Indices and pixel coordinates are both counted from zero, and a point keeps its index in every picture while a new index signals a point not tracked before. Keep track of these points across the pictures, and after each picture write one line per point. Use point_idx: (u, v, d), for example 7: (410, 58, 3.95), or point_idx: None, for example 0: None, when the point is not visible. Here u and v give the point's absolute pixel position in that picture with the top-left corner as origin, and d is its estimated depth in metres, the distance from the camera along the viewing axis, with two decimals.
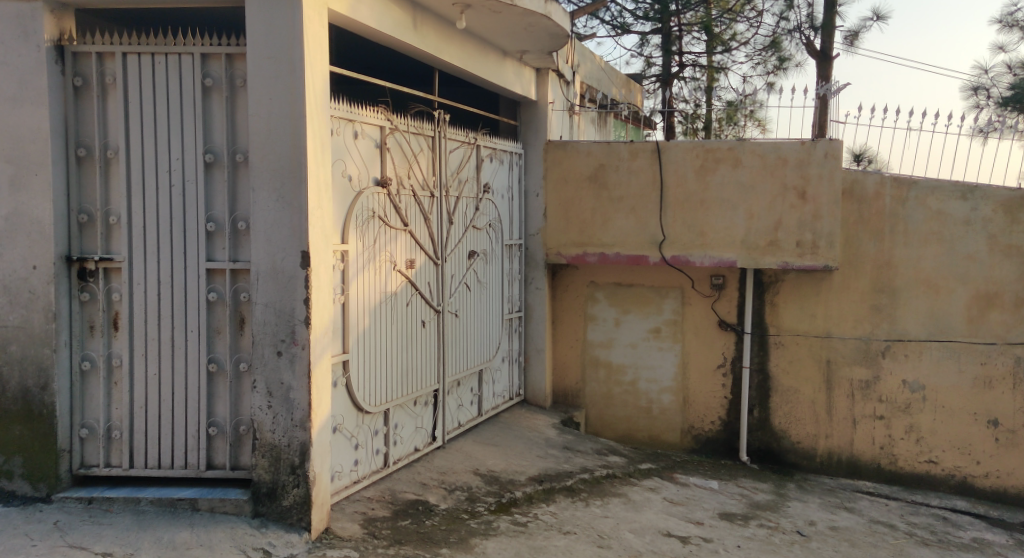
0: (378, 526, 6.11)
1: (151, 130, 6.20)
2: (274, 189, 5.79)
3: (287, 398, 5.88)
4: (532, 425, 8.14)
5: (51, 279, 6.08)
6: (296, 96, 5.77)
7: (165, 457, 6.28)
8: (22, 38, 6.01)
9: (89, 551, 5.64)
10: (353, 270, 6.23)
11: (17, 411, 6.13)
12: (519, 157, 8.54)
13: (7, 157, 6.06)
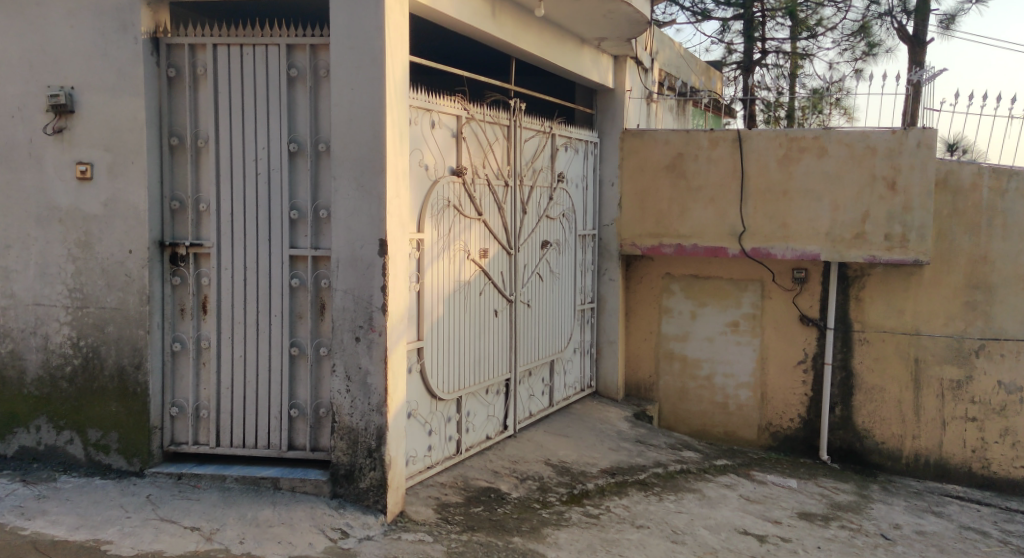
0: (451, 511, 6.18)
1: (239, 119, 6.39)
2: (355, 178, 5.90)
3: (366, 383, 5.99)
4: (604, 417, 8.08)
5: (145, 263, 6.34)
6: (377, 85, 5.86)
7: (249, 437, 6.46)
8: (121, 30, 6.27)
9: (178, 524, 5.84)
10: (429, 258, 6.29)
11: (113, 389, 6.42)
12: (594, 145, 8.43)
13: (107, 146, 6.34)
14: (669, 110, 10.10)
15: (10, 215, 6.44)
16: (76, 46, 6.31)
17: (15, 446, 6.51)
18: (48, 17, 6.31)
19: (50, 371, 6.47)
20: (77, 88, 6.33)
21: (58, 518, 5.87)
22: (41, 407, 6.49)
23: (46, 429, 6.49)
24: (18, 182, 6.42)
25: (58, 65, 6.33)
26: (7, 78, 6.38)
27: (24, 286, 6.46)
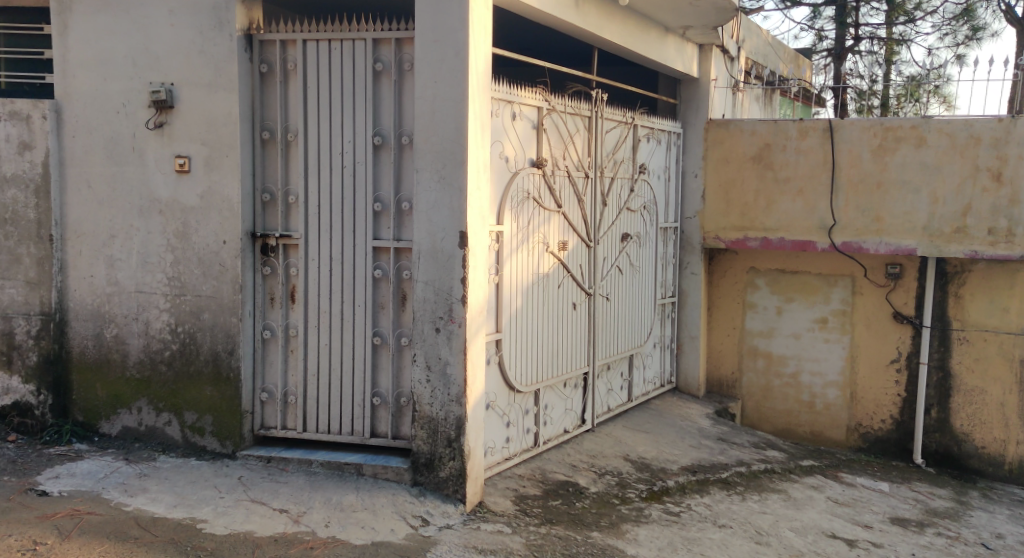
0: (530, 503, 6.15)
1: (326, 112, 6.37)
2: (437, 171, 5.92)
3: (446, 374, 5.98)
4: (683, 414, 7.94)
5: (239, 253, 6.39)
6: (459, 78, 5.87)
7: (334, 423, 6.46)
8: (216, 28, 6.33)
9: (268, 506, 5.89)
10: (508, 250, 6.28)
11: (207, 373, 6.50)
12: (677, 137, 8.26)
13: (202, 140, 6.42)
14: (756, 100, 9.81)
15: (113, 207, 6.56)
16: (175, 43, 6.41)
17: (118, 427, 6.65)
18: (150, 16, 6.42)
19: (150, 355, 6.58)
20: (176, 84, 6.41)
21: (157, 496, 5.94)
22: (142, 390, 6.61)
23: (146, 411, 6.61)
24: (122, 174, 6.54)
25: (158, 62, 6.43)
26: (112, 75, 6.50)
27: (127, 275, 6.57)
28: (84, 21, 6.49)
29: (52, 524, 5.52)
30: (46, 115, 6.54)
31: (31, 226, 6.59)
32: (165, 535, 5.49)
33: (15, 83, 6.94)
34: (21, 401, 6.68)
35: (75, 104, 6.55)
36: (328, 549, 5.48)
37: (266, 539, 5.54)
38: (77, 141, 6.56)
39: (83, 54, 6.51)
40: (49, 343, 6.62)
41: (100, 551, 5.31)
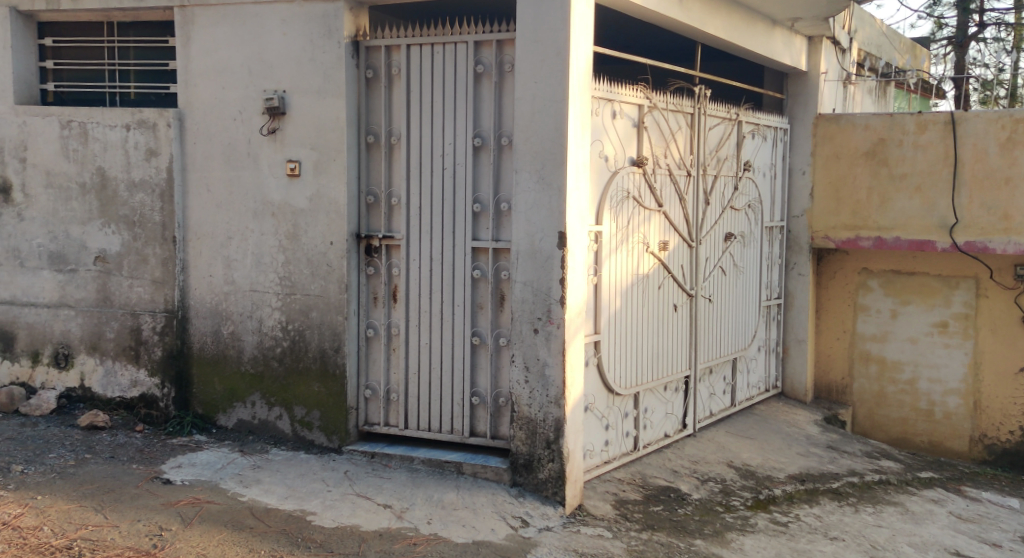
0: (630, 508, 5.89)
1: (428, 116, 5.95)
2: (536, 171, 5.62)
3: (544, 375, 5.70)
4: (790, 420, 7.66)
5: (344, 253, 6.00)
6: (562, 77, 5.55)
7: (434, 420, 6.06)
8: (326, 36, 5.97)
9: (372, 501, 5.60)
10: (608, 252, 6.11)
11: (314, 369, 6.12)
12: (784, 132, 7.97)
13: (312, 144, 6.04)
14: (867, 93, 9.31)
15: (230, 210, 6.21)
16: (287, 51, 6.05)
17: (233, 420, 6.29)
18: (264, 25, 6.08)
19: (263, 351, 6.21)
20: (289, 90, 6.06)
21: (269, 487, 5.67)
22: (256, 384, 6.24)
23: (259, 405, 6.24)
24: (238, 180, 6.19)
25: (272, 71, 6.09)
26: (229, 84, 6.17)
27: (242, 274, 6.21)
28: (205, 34, 6.18)
29: (175, 512, 5.29)
30: (169, 123, 6.23)
31: (155, 227, 6.29)
32: (278, 526, 5.24)
33: (144, 93, 6.51)
34: (147, 394, 6.35)
35: (196, 114, 6.23)
36: (431, 546, 5.20)
37: (371, 534, 5.27)
38: (197, 147, 6.24)
39: (204, 65, 6.20)
40: (173, 339, 6.29)
41: (219, 540, 5.05)
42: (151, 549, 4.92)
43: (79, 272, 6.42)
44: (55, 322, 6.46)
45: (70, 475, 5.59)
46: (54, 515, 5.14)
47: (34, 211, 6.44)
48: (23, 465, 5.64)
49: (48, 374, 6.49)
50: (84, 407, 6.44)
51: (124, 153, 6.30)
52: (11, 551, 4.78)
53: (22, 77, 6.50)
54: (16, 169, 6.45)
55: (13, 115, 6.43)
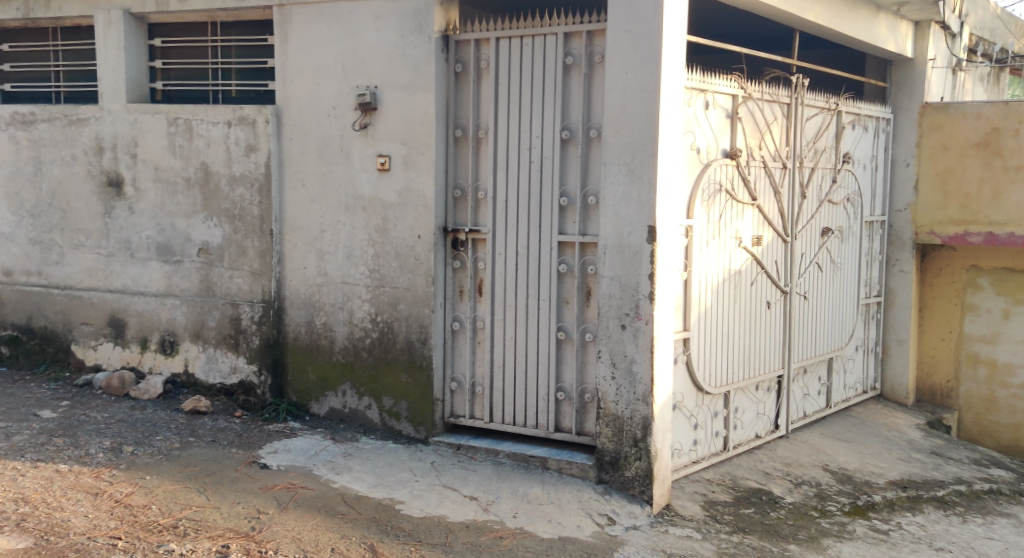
0: (720, 510, 5.71)
1: (515, 109, 5.83)
2: (625, 163, 5.48)
3: (631, 371, 5.57)
4: (891, 423, 7.33)
5: (431, 247, 5.93)
6: (653, 68, 5.39)
7: (519, 415, 5.96)
8: (417, 30, 5.87)
9: (458, 492, 5.58)
10: (699, 247, 5.94)
11: (402, 360, 6.08)
12: (887, 122, 7.62)
13: (401, 138, 5.96)
14: (978, 80, 8.84)
15: (323, 204, 6.19)
16: (379, 47, 5.98)
17: (325, 408, 6.30)
18: (358, 22, 6.03)
19: (353, 342, 6.19)
20: (381, 86, 5.99)
21: (359, 475, 5.68)
22: (346, 373, 6.22)
23: (350, 393, 6.22)
24: (330, 174, 6.16)
25: (364, 66, 6.03)
26: (324, 80, 6.13)
27: (335, 266, 6.19)
28: (302, 31, 6.17)
29: (271, 496, 5.40)
30: (268, 119, 6.23)
31: (254, 220, 6.32)
32: (367, 514, 5.28)
33: (244, 91, 6.51)
34: (245, 380, 6.42)
35: (293, 110, 6.22)
36: (516, 540, 5.15)
37: (458, 525, 5.26)
38: (294, 143, 6.23)
39: (300, 62, 6.19)
40: (269, 328, 6.33)
41: (313, 526, 5.13)
42: (250, 531, 5.04)
43: (184, 263, 6.52)
44: (162, 310, 6.58)
45: (175, 457, 5.74)
46: (161, 495, 5.32)
47: (143, 204, 6.57)
48: (132, 446, 5.81)
49: (156, 360, 6.63)
50: (187, 392, 6.56)
51: (226, 149, 6.33)
52: (122, 528, 4.96)
53: (133, 76, 6.60)
54: (127, 164, 6.57)
55: (125, 113, 6.54)
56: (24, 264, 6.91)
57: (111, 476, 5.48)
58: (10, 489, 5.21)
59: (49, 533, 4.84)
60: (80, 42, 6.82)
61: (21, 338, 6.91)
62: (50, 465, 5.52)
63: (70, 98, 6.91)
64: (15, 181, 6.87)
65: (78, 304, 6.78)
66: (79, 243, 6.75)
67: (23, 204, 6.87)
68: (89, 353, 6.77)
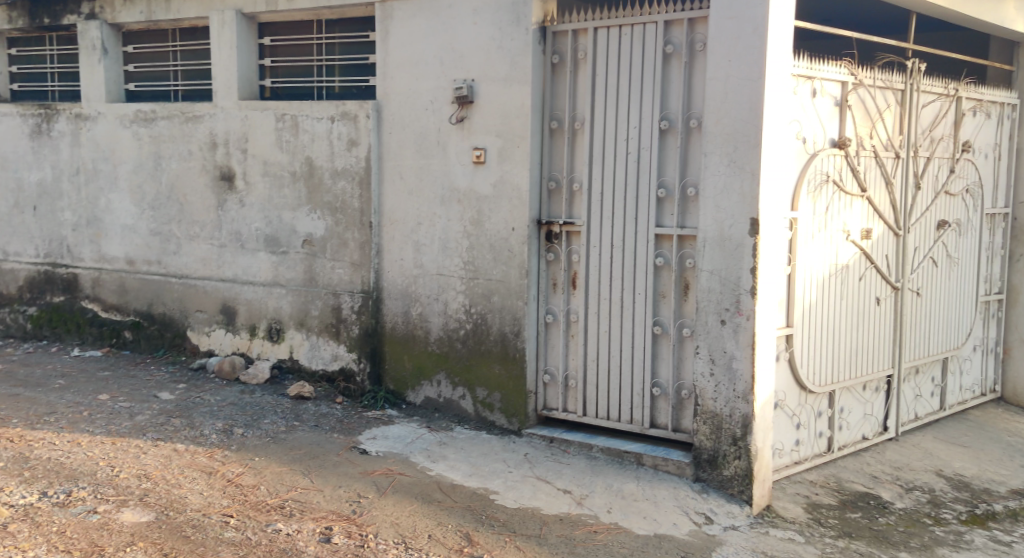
0: (824, 513, 5.49)
1: (613, 99, 5.76)
2: (727, 154, 5.33)
3: (731, 368, 5.42)
4: (1013, 428, 6.89)
5: (525, 240, 5.94)
6: (758, 55, 5.21)
7: (613, 410, 5.91)
8: (514, 23, 5.88)
9: (552, 485, 5.58)
10: (804, 240, 5.72)
11: (495, 351, 6.13)
12: (1012, 108, 7.15)
13: (497, 131, 5.99)
14: None
15: (420, 197, 6.30)
16: (477, 40, 6.03)
17: (421, 397, 6.42)
18: (456, 16, 6.09)
19: (448, 333, 6.27)
20: (478, 79, 6.03)
21: (454, 464, 5.76)
22: (441, 363, 6.32)
23: (444, 383, 6.32)
24: (427, 167, 6.25)
25: (462, 60, 6.09)
26: (423, 75, 6.23)
27: (430, 258, 6.29)
28: (402, 27, 6.28)
29: (371, 481, 5.54)
30: (368, 114, 6.39)
31: (354, 213, 6.50)
32: (463, 503, 5.35)
33: (347, 87, 6.67)
34: (346, 367, 6.61)
35: (392, 105, 6.34)
36: (611, 535, 5.10)
37: (552, 518, 5.26)
38: (393, 137, 6.35)
39: (401, 57, 6.30)
40: (368, 318, 6.50)
41: (410, 512, 5.24)
42: (351, 514, 5.19)
43: (289, 254, 6.76)
44: (269, 299, 6.84)
45: (281, 440, 5.97)
46: (269, 476, 5.55)
47: (253, 197, 6.84)
48: (243, 428, 6.08)
49: (263, 346, 6.91)
50: (292, 377, 6.81)
51: (329, 143, 6.53)
52: (234, 506, 5.20)
53: (244, 74, 6.88)
54: (238, 159, 6.86)
55: (237, 110, 6.83)
56: (146, 253, 7.31)
57: (223, 456, 5.75)
58: (134, 465, 5.54)
59: (168, 509, 5.12)
60: (197, 42, 7.16)
61: (143, 323, 7.34)
62: (169, 444, 5.84)
63: (188, 95, 7.25)
64: (137, 175, 7.26)
65: (193, 293, 7.13)
66: (194, 234, 7.10)
67: (145, 197, 7.26)
68: (204, 339, 7.12)
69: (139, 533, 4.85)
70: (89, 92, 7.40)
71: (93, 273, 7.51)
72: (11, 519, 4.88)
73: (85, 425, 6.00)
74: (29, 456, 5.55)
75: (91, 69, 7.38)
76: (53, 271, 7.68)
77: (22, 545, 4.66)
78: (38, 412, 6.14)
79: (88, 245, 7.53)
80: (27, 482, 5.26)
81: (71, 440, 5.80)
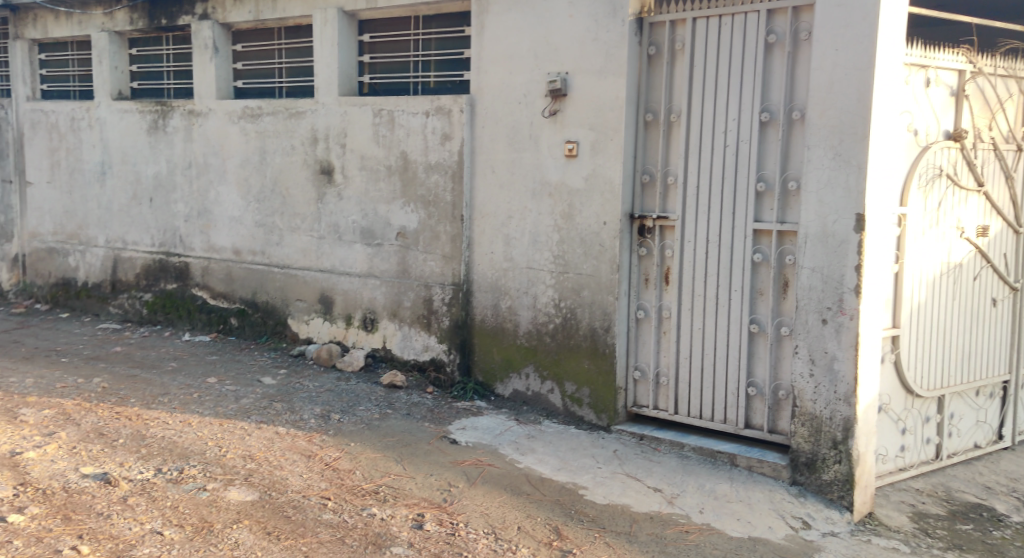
0: (932, 524, 5.22)
1: (712, 91, 5.61)
2: (832, 146, 5.11)
3: (832, 369, 5.22)
4: None
5: (617, 234, 5.87)
6: (868, 43, 4.97)
7: (706, 409, 5.78)
8: (611, 15, 5.81)
9: (642, 482, 5.50)
10: (915, 237, 5.44)
11: (585, 346, 6.08)
12: None
13: (590, 124, 5.94)
14: None
15: (511, 190, 6.31)
16: (572, 32, 5.98)
17: (509, 390, 6.45)
18: (551, 8, 6.06)
19: (537, 326, 6.28)
20: (572, 72, 5.99)
21: (543, 457, 5.77)
22: (530, 356, 6.33)
23: (533, 377, 6.33)
24: (519, 161, 6.26)
25: (557, 53, 6.05)
26: (517, 69, 6.22)
27: (520, 251, 6.30)
28: (498, 20, 6.29)
29: (461, 470, 5.61)
30: (462, 109, 6.44)
31: (447, 206, 6.57)
32: (552, 496, 5.35)
33: (442, 82, 6.75)
34: (437, 358, 6.71)
35: (486, 99, 6.37)
36: (703, 536, 4.99)
37: (642, 516, 5.19)
38: (485, 131, 6.38)
39: (496, 51, 6.31)
40: (458, 310, 6.57)
41: (500, 503, 5.28)
42: (443, 502, 5.27)
43: (384, 246, 6.90)
44: (364, 290, 7.00)
45: (375, 427, 6.11)
46: (364, 461, 5.68)
47: (350, 190, 7.01)
48: (339, 414, 6.25)
49: (358, 335, 7.09)
50: (385, 366, 6.97)
51: (423, 138, 6.62)
52: (332, 489, 5.34)
53: (344, 71, 7.04)
54: (337, 153, 7.03)
55: (337, 105, 7.00)
56: (251, 244, 7.59)
57: (321, 440, 5.92)
58: (239, 446, 5.77)
59: (271, 489, 5.31)
60: (300, 40, 7.37)
61: (247, 311, 7.65)
62: (271, 427, 6.06)
63: (292, 92, 7.48)
64: (244, 169, 7.55)
65: (294, 282, 7.37)
66: (295, 226, 7.32)
67: (251, 190, 7.53)
68: (303, 327, 7.36)
69: (245, 512, 5.04)
70: (201, 89, 7.73)
71: (203, 262, 7.86)
72: (130, 493, 5.15)
73: (194, 406, 6.30)
74: (145, 434, 5.86)
75: (203, 68, 7.71)
76: (167, 260, 8.08)
77: (141, 518, 4.90)
78: (153, 393, 6.49)
79: (199, 235, 7.88)
80: (143, 458, 5.55)
81: (183, 420, 6.09)
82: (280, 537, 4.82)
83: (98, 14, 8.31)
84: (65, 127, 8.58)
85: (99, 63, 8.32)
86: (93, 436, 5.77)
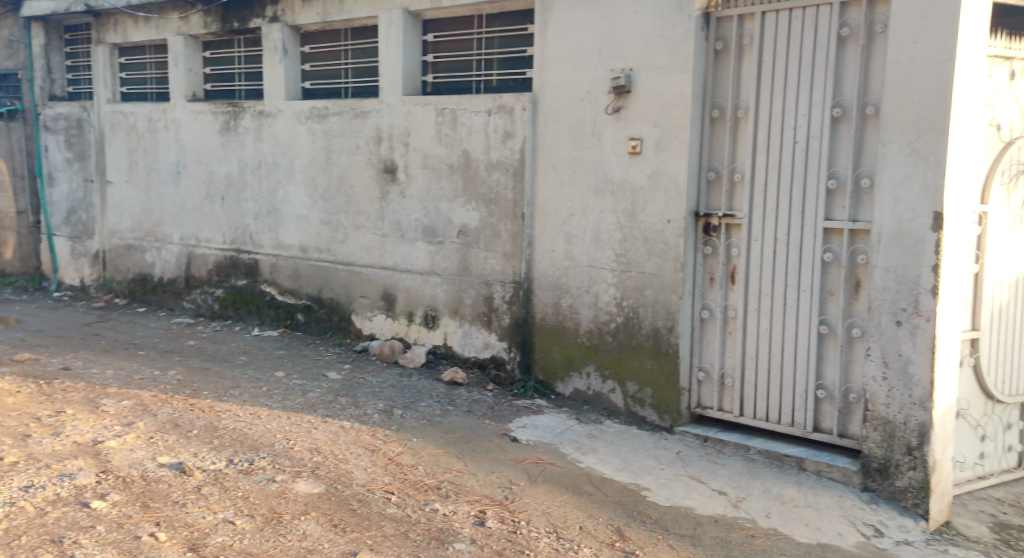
0: (1013, 535, 4.99)
1: (782, 86, 5.46)
2: (909, 142, 4.91)
3: (907, 373, 5.02)
4: None
5: (682, 232, 5.77)
6: (948, 35, 4.77)
7: (773, 412, 5.64)
8: (677, 9, 5.70)
9: (706, 485, 5.40)
10: (997, 235, 5.21)
11: (648, 346, 6.00)
12: None
13: (655, 121, 5.84)
14: None
15: (574, 188, 6.26)
16: (636, 29, 5.89)
17: (570, 388, 6.40)
18: (616, 4, 5.98)
19: (598, 325, 6.22)
20: (636, 69, 5.90)
21: (605, 457, 5.71)
22: (591, 355, 6.27)
23: (594, 376, 6.27)
24: (581, 159, 6.20)
25: (621, 49, 5.97)
26: (581, 65, 6.16)
27: (582, 250, 6.25)
28: (561, 17, 6.24)
29: (522, 468, 5.59)
30: (524, 106, 6.41)
31: (507, 204, 6.56)
32: (614, 497, 5.29)
33: (504, 80, 6.73)
34: (497, 356, 6.72)
35: (550, 97, 6.33)
36: (770, 541, 4.87)
37: (706, 519, 5.09)
38: (548, 129, 6.34)
39: (560, 48, 6.26)
40: (518, 308, 6.56)
41: (561, 502, 5.24)
42: (504, 499, 5.26)
43: (445, 244, 6.92)
44: (426, 287, 7.05)
45: (437, 423, 6.14)
46: (427, 457, 5.71)
47: (413, 188, 7.05)
48: (401, 410, 6.30)
49: (420, 332, 7.13)
50: (446, 363, 7.00)
51: (485, 136, 6.61)
52: (395, 483, 5.38)
53: (408, 70, 7.09)
54: (401, 152, 7.08)
55: (401, 105, 7.05)
56: (317, 241, 7.70)
57: (385, 435, 5.98)
58: (306, 439, 5.87)
59: (338, 482, 5.37)
60: (367, 41, 7.44)
61: (313, 307, 7.77)
62: (337, 421, 6.15)
63: (358, 92, 7.57)
64: (311, 169, 7.66)
65: (359, 279, 7.45)
66: (359, 224, 7.41)
67: (317, 188, 7.65)
68: (366, 323, 7.45)
69: (312, 503, 5.12)
70: (270, 90, 7.88)
71: (271, 259, 8.02)
72: (204, 482, 5.27)
73: (264, 400, 6.43)
74: (218, 426, 6.00)
75: (273, 69, 7.85)
76: (237, 257, 8.27)
77: (213, 507, 5.00)
78: (224, 386, 6.65)
79: (268, 233, 8.03)
80: (216, 449, 5.68)
81: (253, 413, 6.22)
82: (347, 529, 4.88)
83: (174, 18, 8.55)
84: (143, 128, 8.84)
85: (175, 65, 8.55)
86: (168, 427, 5.93)
